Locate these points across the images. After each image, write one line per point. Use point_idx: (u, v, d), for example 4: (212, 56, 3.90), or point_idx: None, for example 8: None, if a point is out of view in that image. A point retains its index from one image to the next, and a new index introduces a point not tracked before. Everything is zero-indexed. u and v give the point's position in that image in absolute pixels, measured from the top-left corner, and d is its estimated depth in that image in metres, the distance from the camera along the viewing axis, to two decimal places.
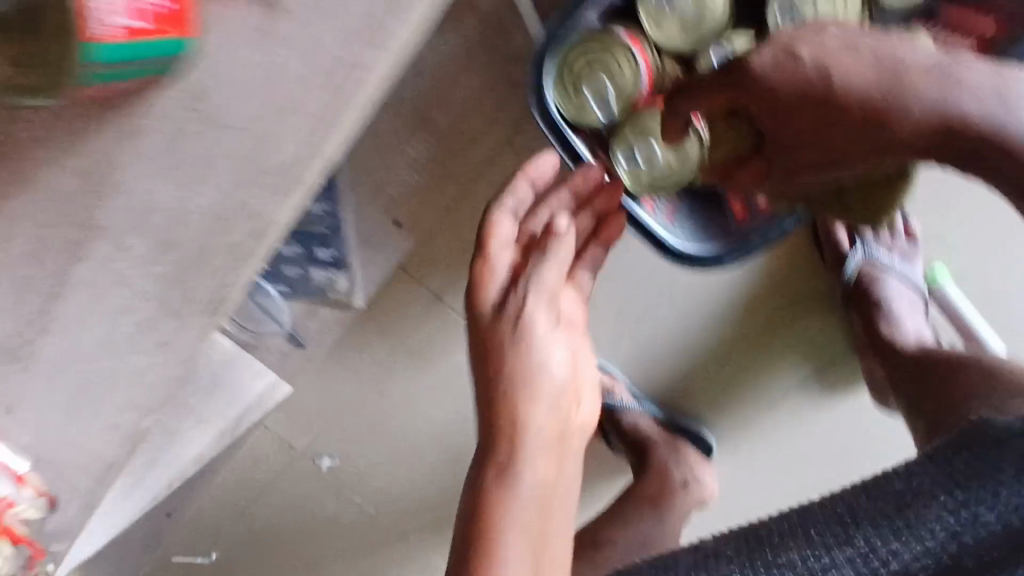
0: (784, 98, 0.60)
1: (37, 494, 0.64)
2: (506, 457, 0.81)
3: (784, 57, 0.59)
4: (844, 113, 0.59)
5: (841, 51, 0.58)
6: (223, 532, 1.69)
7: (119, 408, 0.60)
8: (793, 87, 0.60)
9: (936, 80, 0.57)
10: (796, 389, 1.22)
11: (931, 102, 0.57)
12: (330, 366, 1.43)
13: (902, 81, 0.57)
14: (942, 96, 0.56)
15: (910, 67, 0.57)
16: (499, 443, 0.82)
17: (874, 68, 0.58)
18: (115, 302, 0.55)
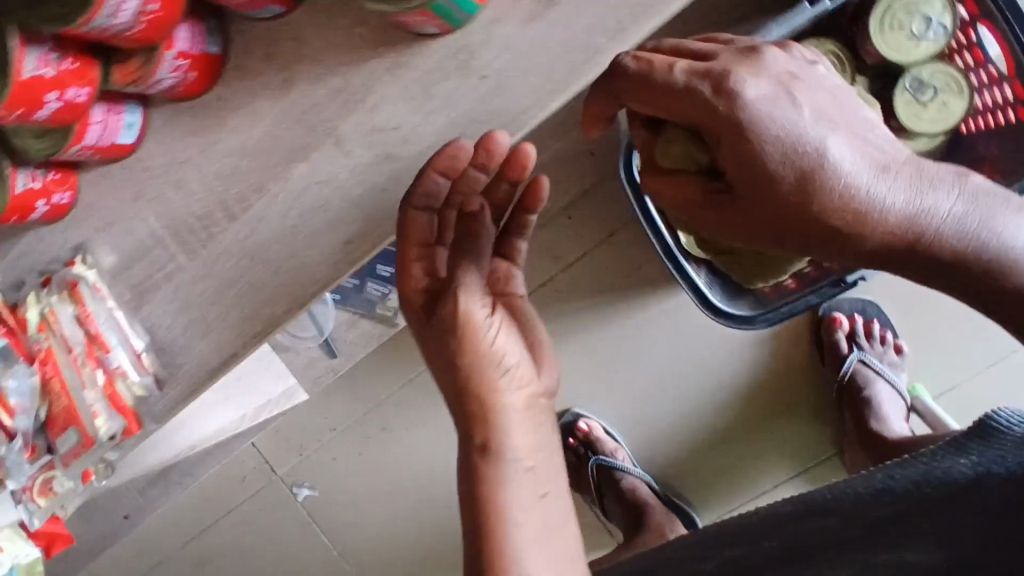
0: (749, 162, 0.51)
1: (149, 368, 0.71)
2: (468, 403, 0.72)
3: (761, 129, 0.50)
4: (818, 184, 0.50)
5: (817, 110, 0.52)
6: (180, 542, 1.65)
7: (267, 301, 0.68)
8: (765, 131, 0.50)
9: (917, 200, 0.52)
10: (783, 483, 1.30)
11: (915, 217, 0.51)
12: (343, 388, 1.48)
13: (876, 186, 0.51)
14: (916, 220, 0.52)
15: (878, 145, 0.53)
16: (453, 390, 0.73)
17: (837, 142, 0.51)
18: (308, 203, 0.65)
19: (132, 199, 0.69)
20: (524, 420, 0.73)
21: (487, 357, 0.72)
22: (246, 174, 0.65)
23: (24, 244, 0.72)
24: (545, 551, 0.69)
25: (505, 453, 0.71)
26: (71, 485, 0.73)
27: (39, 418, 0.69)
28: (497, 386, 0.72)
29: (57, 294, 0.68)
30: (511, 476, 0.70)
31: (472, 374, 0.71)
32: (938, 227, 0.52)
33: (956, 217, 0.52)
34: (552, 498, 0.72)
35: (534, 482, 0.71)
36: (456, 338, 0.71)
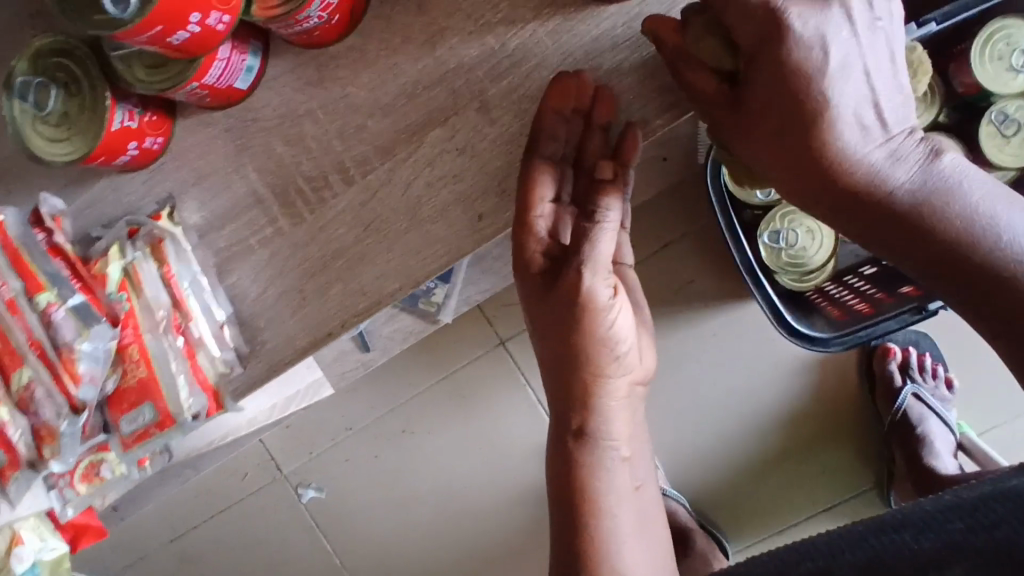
0: (777, 81, 0.47)
1: (231, 342, 0.63)
2: (574, 390, 0.61)
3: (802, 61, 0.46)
4: (810, 123, 0.47)
5: (846, 44, 0.46)
6: (168, 539, 1.53)
7: (376, 276, 0.61)
8: (792, 62, 0.46)
9: (910, 169, 0.48)
10: (820, 515, 1.24)
11: (885, 182, 0.48)
12: (365, 385, 1.39)
13: (863, 140, 0.47)
14: (891, 184, 0.48)
15: (891, 95, 0.48)
16: (558, 372, 0.61)
17: (846, 84, 0.46)
18: (439, 171, 0.59)
19: (234, 152, 0.62)
20: (628, 415, 0.63)
21: (607, 346, 0.59)
22: (373, 134, 0.60)
23: (94, 192, 0.64)
24: (644, 559, 0.61)
25: (610, 453, 0.62)
26: (123, 471, 0.65)
27: (104, 391, 0.61)
28: (611, 378, 0.61)
29: (143, 251, 0.61)
30: (613, 477, 0.61)
31: (592, 360, 0.59)
32: (909, 198, 0.48)
33: (933, 193, 0.48)
34: (644, 499, 0.64)
35: (631, 483, 0.63)
36: (581, 319, 0.58)
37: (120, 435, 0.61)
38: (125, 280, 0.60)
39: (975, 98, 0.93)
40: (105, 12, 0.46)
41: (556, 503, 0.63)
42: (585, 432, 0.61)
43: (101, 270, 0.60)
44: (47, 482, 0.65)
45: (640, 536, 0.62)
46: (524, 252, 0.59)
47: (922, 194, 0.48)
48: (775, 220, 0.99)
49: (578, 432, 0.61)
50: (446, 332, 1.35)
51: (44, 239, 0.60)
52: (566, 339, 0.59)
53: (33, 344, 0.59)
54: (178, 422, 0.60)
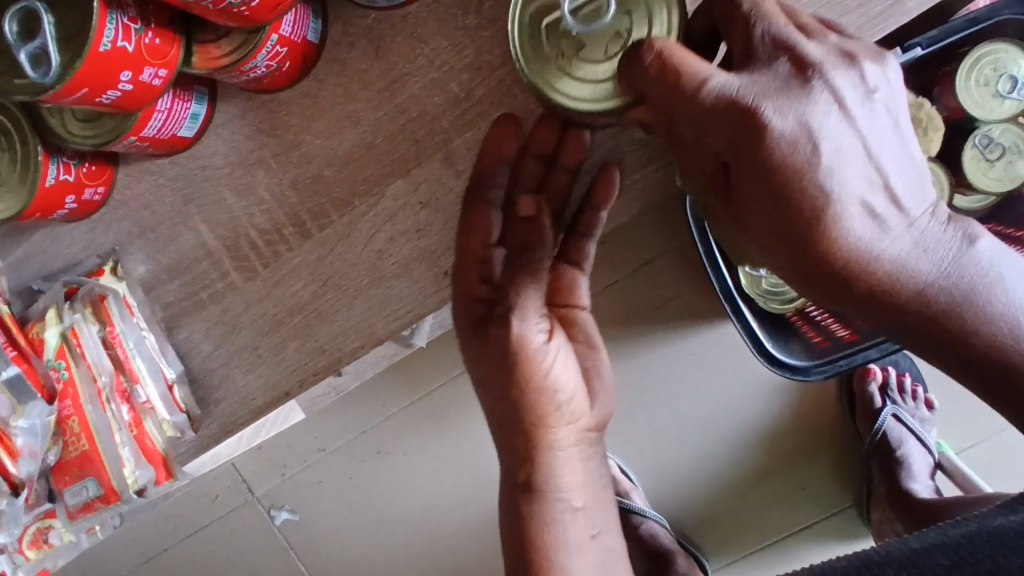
0: (771, 180, 0.41)
1: (182, 406, 0.58)
2: (517, 446, 0.56)
3: (795, 157, 0.40)
4: (815, 227, 0.41)
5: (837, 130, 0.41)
6: (137, 563, 1.49)
7: (337, 334, 0.58)
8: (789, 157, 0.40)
9: (930, 258, 0.43)
10: (799, 534, 1.23)
11: (909, 280, 0.43)
12: (337, 406, 1.36)
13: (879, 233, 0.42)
14: (917, 277, 0.43)
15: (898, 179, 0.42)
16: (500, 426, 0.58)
17: (851, 178, 0.41)
18: (400, 225, 0.56)
19: (181, 202, 0.58)
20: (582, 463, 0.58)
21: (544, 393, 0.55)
22: (330, 186, 0.56)
23: (32, 242, 0.60)
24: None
25: (560, 507, 0.56)
26: (72, 538, 0.61)
27: (46, 462, 0.57)
28: (554, 427, 0.56)
29: (82, 313, 0.57)
30: (565, 535, 0.56)
31: (529, 410, 0.55)
32: (938, 289, 0.43)
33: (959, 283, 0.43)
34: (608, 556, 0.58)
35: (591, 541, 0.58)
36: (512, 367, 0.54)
37: (64, 504, 0.58)
38: (62, 346, 0.56)
39: (959, 123, 0.90)
40: (26, 76, 0.42)
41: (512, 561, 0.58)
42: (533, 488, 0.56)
43: (38, 334, 0.57)
44: None
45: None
46: (464, 298, 0.56)
47: (949, 287, 0.43)
48: None
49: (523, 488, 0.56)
50: (419, 352, 1.32)
51: None
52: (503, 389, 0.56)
53: None
54: (123, 498, 0.56)
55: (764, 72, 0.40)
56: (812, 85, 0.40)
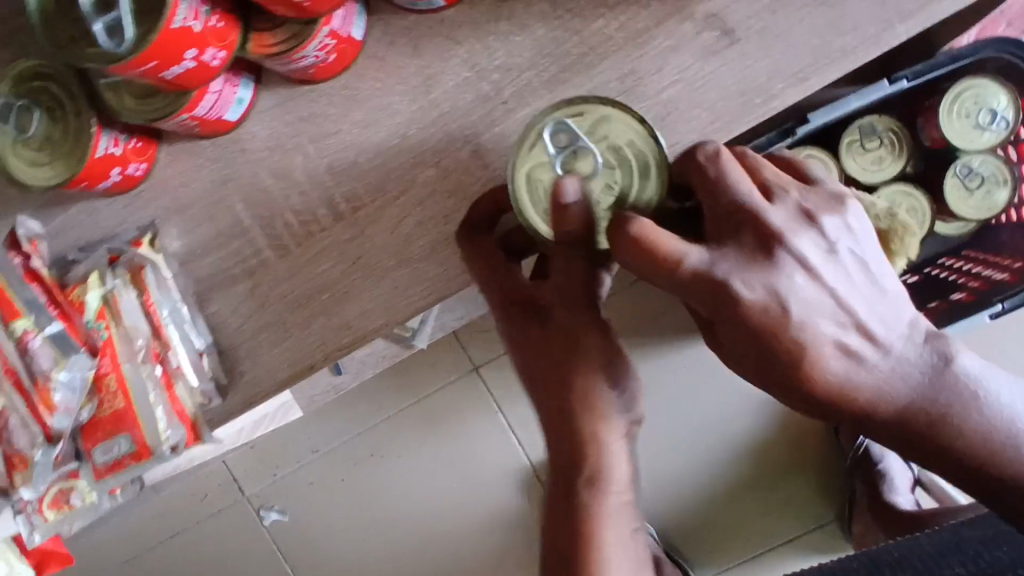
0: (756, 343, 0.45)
1: (209, 373, 0.61)
2: (571, 440, 0.55)
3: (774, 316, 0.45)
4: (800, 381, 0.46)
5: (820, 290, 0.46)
6: (119, 561, 1.47)
7: (362, 312, 0.61)
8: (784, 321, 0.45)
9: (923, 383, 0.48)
10: (782, 547, 1.26)
11: (890, 411, 0.48)
12: (334, 407, 1.37)
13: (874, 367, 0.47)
14: (900, 406, 0.48)
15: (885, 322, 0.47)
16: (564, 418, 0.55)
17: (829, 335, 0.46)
18: (428, 211, 0.59)
19: (220, 182, 0.62)
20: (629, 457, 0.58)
21: (606, 387, 0.54)
22: (363, 172, 0.60)
23: (70, 214, 0.63)
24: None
25: (612, 502, 0.57)
26: (93, 499, 0.62)
27: (78, 420, 0.59)
28: (613, 420, 0.55)
29: (122, 280, 0.59)
30: (613, 529, 0.57)
31: (585, 406, 0.54)
32: (920, 413, 0.48)
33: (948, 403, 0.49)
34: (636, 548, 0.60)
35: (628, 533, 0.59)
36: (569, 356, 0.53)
37: (91, 464, 0.60)
38: (103, 308, 0.59)
39: (941, 152, 0.97)
40: (98, 45, 0.46)
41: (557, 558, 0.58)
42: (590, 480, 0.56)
43: (79, 297, 0.59)
44: (14, 507, 0.61)
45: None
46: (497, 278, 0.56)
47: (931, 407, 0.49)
48: None
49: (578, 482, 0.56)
50: (418, 356, 1.35)
51: (21, 262, 0.59)
52: (571, 379, 0.54)
53: (9, 370, 0.59)
54: (155, 454, 0.59)
55: (734, 246, 0.45)
56: (775, 257, 0.45)
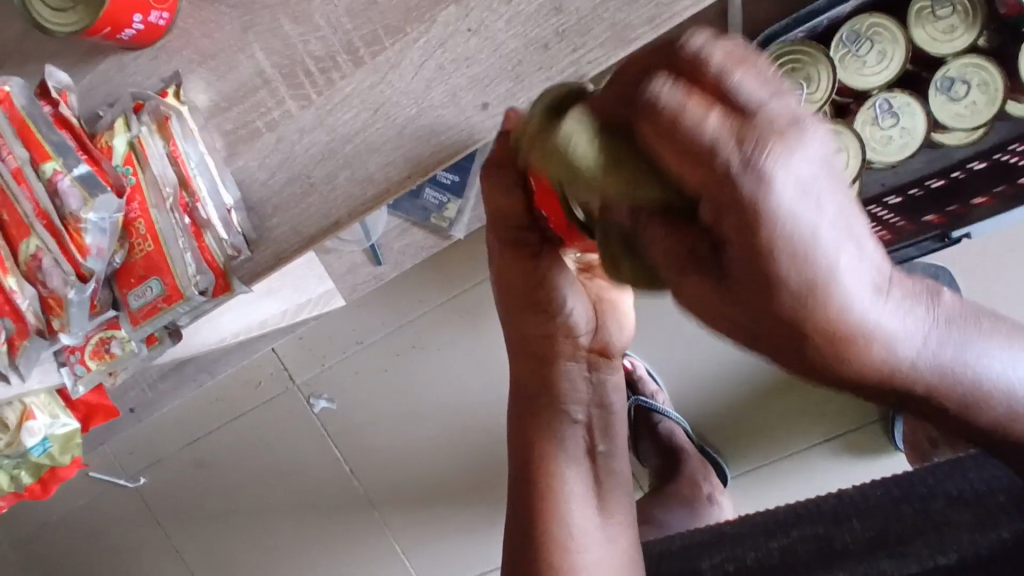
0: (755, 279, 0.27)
1: (239, 227, 0.62)
2: (533, 364, 0.61)
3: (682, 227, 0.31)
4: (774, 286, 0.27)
5: (814, 208, 0.25)
6: (178, 447, 1.54)
7: (385, 162, 0.60)
8: (789, 270, 0.27)
9: (911, 328, 0.30)
10: (822, 444, 1.22)
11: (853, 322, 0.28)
12: (374, 301, 1.37)
13: (875, 302, 0.28)
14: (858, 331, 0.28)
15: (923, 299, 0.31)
16: (526, 350, 0.61)
17: (820, 220, 0.26)
18: (450, 53, 0.57)
19: (240, 30, 0.61)
20: (592, 386, 0.62)
21: (561, 321, 0.58)
22: (383, 13, 0.58)
23: (100, 71, 0.63)
24: (597, 540, 0.60)
25: (565, 422, 0.61)
26: (133, 348, 0.64)
27: (111, 266, 0.61)
28: (561, 345, 0.60)
29: (148, 127, 0.59)
30: (567, 448, 0.61)
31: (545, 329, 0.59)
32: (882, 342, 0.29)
33: (948, 346, 0.32)
34: (605, 474, 0.63)
35: (592, 461, 0.63)
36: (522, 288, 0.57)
37: (129, 310, 0.62)
38: (130, 154, 0.59)
39: (1016, 21, 0.87)
40: None
41: (515, 480, 0.63)
42: (551, 407, 0.61)
43: (108, 143, 0.60)
44: (58, 357, 0.64)
45: (600, 513, 0.62)
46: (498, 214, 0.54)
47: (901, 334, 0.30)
48: None
49: (541, 419, 0.61)
50: (456, 250, 1.32)
51: (50, 110, 0.60)
52: (531, 312, 0.59)
53: (39, 215, 0.58)
54: (185, 296, 0.59)
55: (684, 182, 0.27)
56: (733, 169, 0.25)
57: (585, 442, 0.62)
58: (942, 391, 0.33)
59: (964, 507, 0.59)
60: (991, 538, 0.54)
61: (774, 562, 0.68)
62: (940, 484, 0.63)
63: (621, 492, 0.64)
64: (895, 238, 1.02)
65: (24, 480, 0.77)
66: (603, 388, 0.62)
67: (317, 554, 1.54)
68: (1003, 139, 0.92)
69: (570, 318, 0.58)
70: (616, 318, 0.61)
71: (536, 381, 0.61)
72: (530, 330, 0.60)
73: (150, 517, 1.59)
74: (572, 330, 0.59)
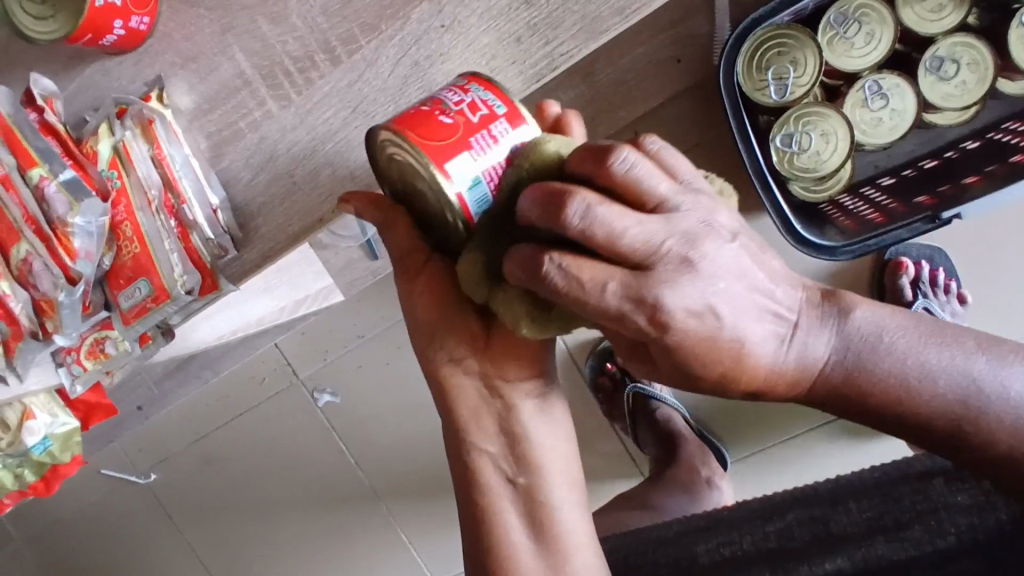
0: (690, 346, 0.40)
1: (224, 226, 0.63)
2: (432, 392, 0.54)
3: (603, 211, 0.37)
4: (864, 396, 0.47)
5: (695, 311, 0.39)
6: (185, 443, 1.57)
7: (365, 159, 0.60)
8: (703, 369, 0.41)
9: (862, 341, 0.47)
10: (820, 427, 1.22)
11: (813, 362, 0.45)
12: (374, 295, 1.38)
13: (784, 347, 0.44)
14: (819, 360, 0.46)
15: (878, 320, 0.48)
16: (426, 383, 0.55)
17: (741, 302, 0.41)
18: (425, 49, 0.58)
19: (220, 32, 0.61)
20: (511, 408, 0.53)
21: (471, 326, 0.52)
22: (358, 11, 0.58)
23: (86, 76, 0.64)
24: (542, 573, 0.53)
25: (478, 450, 0.53)
26: (126, 348, 0.65)
27: (101, 268, 0.62)
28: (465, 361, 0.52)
29: (132, 130, 0.61)
30: (487, 483, 0.54)
31: (445, 345, 0.52)
32: (835, 365, 0.46)
33: (863, 346, 0.47)
34: (538, 503, 0.53)
35: (515, 492, 0.54)
36: (421, 316, 0.52)
37: (120, 310, 0.63)
38: (115, 157, 0.60)
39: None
40: None
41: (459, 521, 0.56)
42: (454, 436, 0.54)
43: (93, 148, 0.61)
44: (55, 358, 0.66)
45: (536, 541, 0.54)
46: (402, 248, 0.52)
47: (862, 360, 0.47)
48: (787, 121, 0.89)
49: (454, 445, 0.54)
50: None
51: (36, 117, 0.61)
52: (422, 339, 0.53)
53: (29, 220, 0.60)
54: (172, 296, 0.61)
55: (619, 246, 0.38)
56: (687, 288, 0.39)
57: (503, 472, 0.54)
58: (865, 373, 0.47)
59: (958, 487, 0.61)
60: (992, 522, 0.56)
61: (773, 547, 0.70)
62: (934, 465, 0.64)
63: (558, 516, 0.54)
64: (885, 221, 0.95)
65: (28, 478, 0.79)
66: (519, 414, 0.53)
67: (325, 545, 1.56)
68: (998, 117, 0.94)
69: (464, 338, 0.52)
70: None
71: (449, 413, 0.54)
72: (435, 357, 0.53)
73: (161, 511, 1.62)
74: (467, 347, 0.52)
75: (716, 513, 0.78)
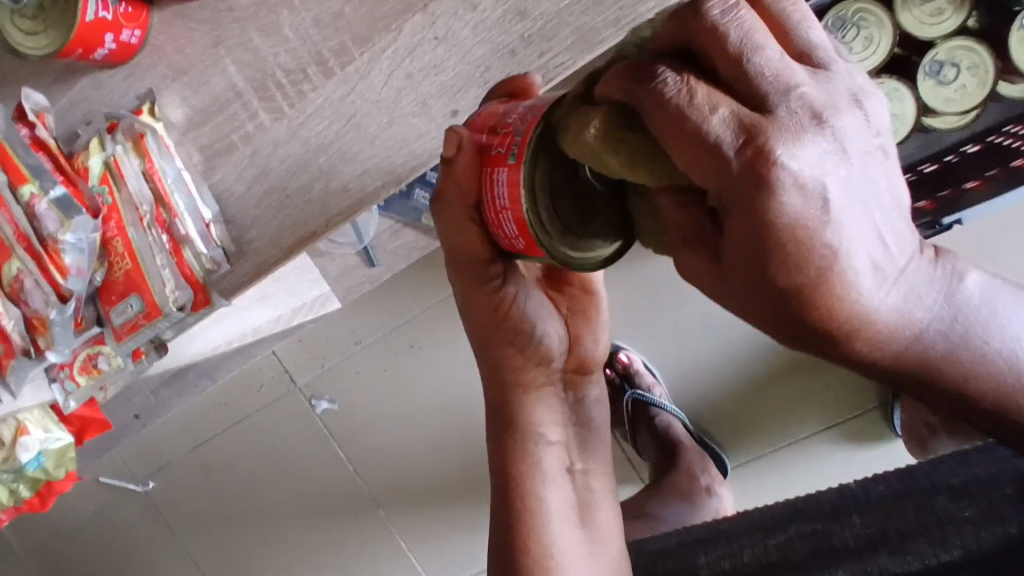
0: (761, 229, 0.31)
1: (217, 241, 0.62)
2: (494, 385, 0.58)
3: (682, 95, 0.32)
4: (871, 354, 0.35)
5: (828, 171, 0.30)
6: (183, 451, 1.56)
7: (359, 172, 0.60)
8: (803, 257, 0.30)
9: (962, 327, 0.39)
10: (820, 433, 1.21)
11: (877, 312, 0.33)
12: (371, 301, 1.37)
13: (880, 288, 0.32)
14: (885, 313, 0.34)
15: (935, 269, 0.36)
16: (490, 380, 0.58)
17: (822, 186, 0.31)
18: (418, 62, 0.57)
19: (212, 44, 0.61)
20: (569, 405, 0.60)
21: (534, 348, 0.56)
22: (350, 23, 0.58)
23: (77, 90, 0.63)
24: (582, 558, 0.57)
25: (538, 438, 0.58)
26: (119, 363, 0.65)
27: (93, 284, 0.62)
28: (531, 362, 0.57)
29: (123, 145, 0.60)
30: (543, 468, 0.58)
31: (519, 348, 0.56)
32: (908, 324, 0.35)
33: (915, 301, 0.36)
34: (586, 489, 0.60)
35: (570, 479, 0.59)
36: (492, 322, 0.55)
37: (112, 326, 0.63)
38: (106, 173, 0.60)
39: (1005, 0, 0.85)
40: None
41: (495, 513, 0.59)
42: (514, 430, 0.58)
43: (83, 164, 0.60)
44: (48, 374, 0.65)
45: (581, 527, 0.59)
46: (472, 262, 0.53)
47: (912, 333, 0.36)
48: None
49: (510, 430, 0.58)
50: None
51: (28, 133, 0.60)
52: (500, 346, 0.56)
53: (19, 237, 0.59)
54: (164, 313, 0.61)
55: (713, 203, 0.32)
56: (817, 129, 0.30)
57: (563, 461, 0.59)
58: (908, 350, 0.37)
59: (967, 498, 0.55)
60: (994, 532, 0.52)
61: (772, 561, 0.65)
62: (942, 478, 0.59)
63: (605, 506, 0.60)
64: None
65: (24, 494, 0.78)
66: (581, 406, 0.60)
67: (325, 553, 1.56)
68: (1000, 120, 0.91)
69: (545, 345, 0.56)
70: (590, 327, 0.58)
71: (511, 403, 0.58)
72: (507, 361, 0.57)
73: (159, 519, 1.62)
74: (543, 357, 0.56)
75: (719, 522, 0.78)
